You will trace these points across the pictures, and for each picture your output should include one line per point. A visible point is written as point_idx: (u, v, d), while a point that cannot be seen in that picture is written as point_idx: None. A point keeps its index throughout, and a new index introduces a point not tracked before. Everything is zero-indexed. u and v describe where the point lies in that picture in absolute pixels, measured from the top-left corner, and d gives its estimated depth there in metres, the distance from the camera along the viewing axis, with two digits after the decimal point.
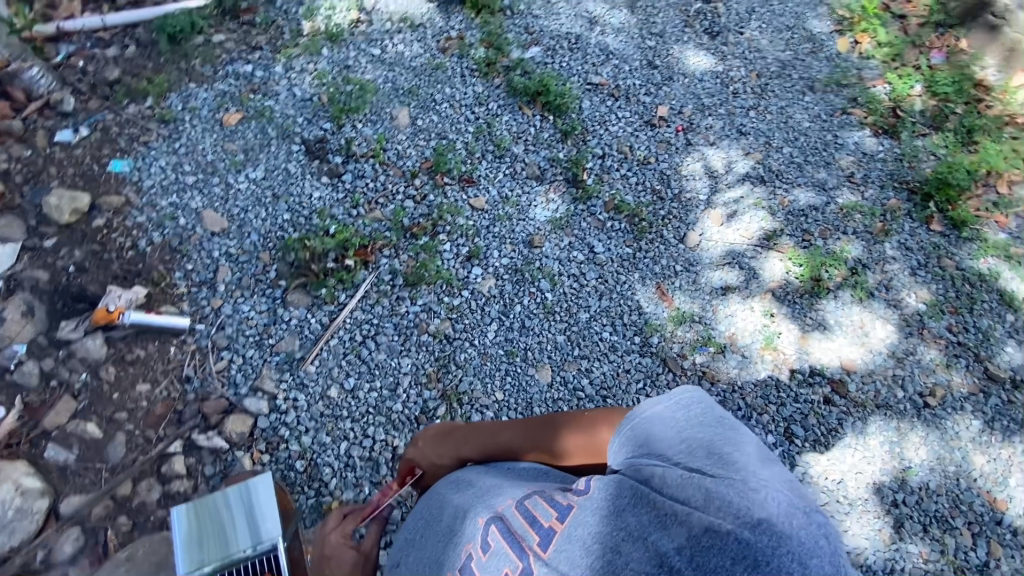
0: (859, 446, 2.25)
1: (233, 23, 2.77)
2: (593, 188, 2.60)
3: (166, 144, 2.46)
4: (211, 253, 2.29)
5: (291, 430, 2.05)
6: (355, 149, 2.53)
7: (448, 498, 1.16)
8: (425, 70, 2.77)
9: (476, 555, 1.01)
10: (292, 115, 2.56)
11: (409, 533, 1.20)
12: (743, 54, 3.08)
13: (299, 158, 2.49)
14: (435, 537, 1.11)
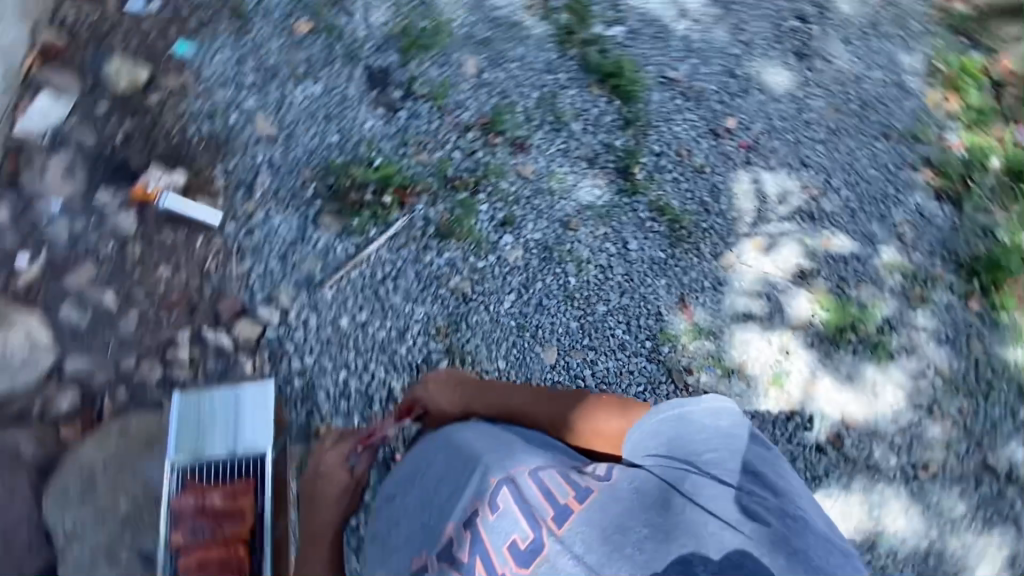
0: (832, 497, 2.31)
1: None
2: (641, 185, 2.54)
3: (223, 33, 2.37)
4: (249, 159, 2.27)
5: (296, 347, 2.10)
6: (416, 89, 2.46)
7: (461, 460, 1.40)
8: (503, 25, 2.59)
9: (485, 515, 1.28)
10: (362, 37, 2.47)
11: (421, 474, 1.45)
12: (829, 82, 2.76)
13: (359, 84, 2.42)
14: (441, 482, 1.40)
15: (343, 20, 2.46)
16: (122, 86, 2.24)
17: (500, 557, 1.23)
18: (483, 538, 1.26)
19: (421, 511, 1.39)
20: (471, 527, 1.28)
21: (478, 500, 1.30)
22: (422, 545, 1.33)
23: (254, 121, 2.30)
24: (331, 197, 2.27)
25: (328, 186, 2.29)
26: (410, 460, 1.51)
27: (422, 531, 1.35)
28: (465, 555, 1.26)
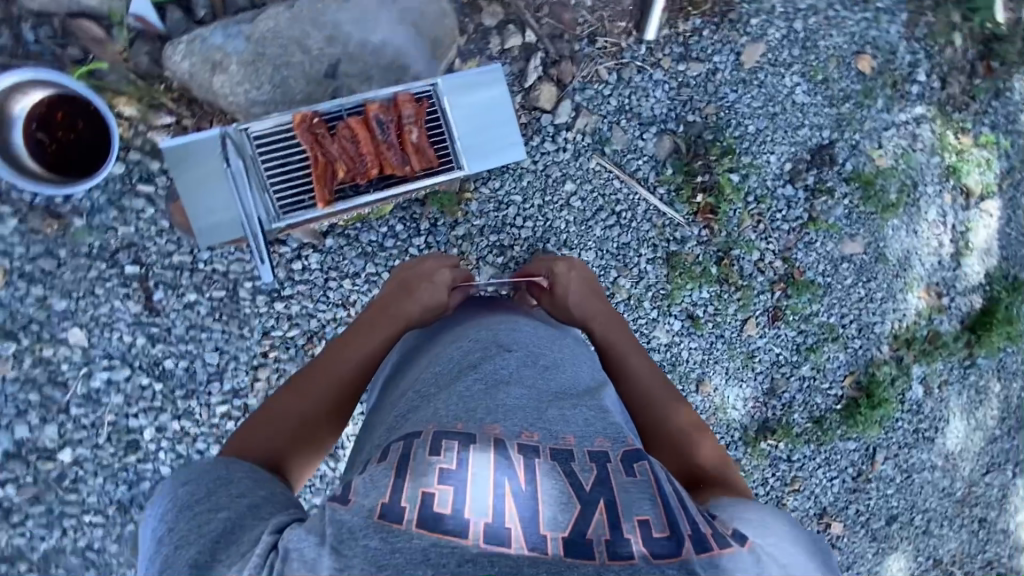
0: None
1: None
2: (769, 384, 2.32)
3: (658, 71, 2.14)
4: (534, 123, 2.05)
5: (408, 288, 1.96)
6: (666, 139, 2.17)
7: (560, 356, 1.23)
8: (765, 134, 2.25)
9: (617, 472, 1.01)
10: (660, 51, 2.14)
11: (506, 348, 1.19)
12: (932, 450, 2.49)
13: (640, 99, 2.13)
14: (561, 411, 1.10)
15: (746, 111, 2.23)
16: (530, 27, 2.02)
17: (606, 508, 0.94)
18: (589, 481, 0.98)
19: (504, 410, 1.07)
20: (603, 475, 1.00)
21: (608, 442, 1.07)
22: (493, 423, 1.04)
23: (581, 119, 2.07)
24: (544, 186, 2.06)
25: (546, 168, 2.06)
26: (515, 319, 1.29)
27: (530, 414, 1.07)
28: (587, 486, 0.97)
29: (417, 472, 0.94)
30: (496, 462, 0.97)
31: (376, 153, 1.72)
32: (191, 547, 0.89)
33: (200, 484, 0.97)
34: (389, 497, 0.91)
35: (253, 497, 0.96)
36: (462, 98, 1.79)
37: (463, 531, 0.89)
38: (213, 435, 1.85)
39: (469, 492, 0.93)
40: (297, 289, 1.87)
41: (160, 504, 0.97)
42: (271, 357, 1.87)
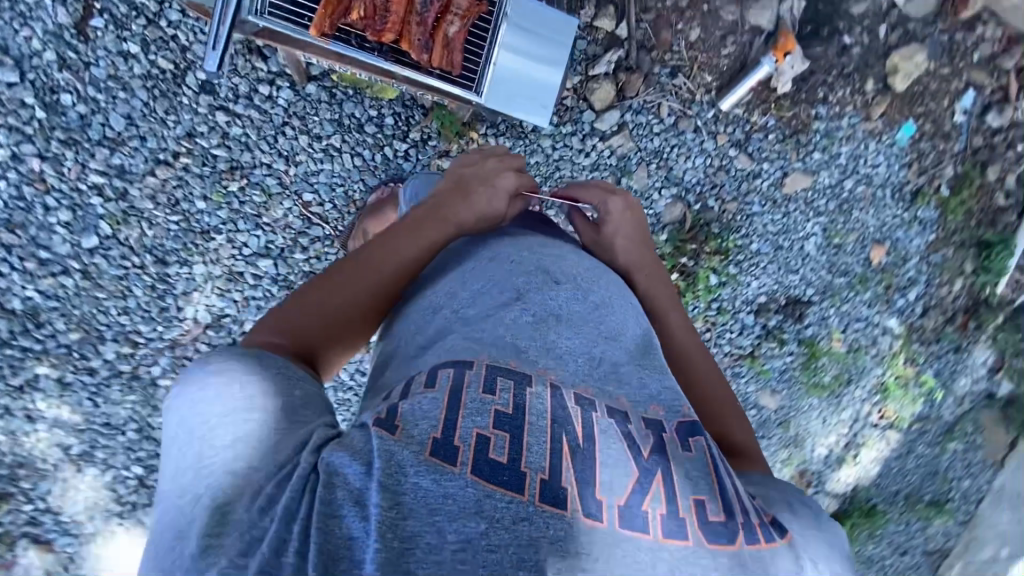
0: None
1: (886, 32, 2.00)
2: None
3: (711, 141, 2.02)
4: (575, 111, 1.89)
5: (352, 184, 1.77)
6: (677, 208, 2.09)
7: (609, 292, 1.06)
8: (765, 260, 2.25)
9: (673, 445, 0.85)
10: (729, 126, 2.01)
11: (557, 281, 1.01)
12: None
13: (681, 157, 2.01)
14: (614, 369, 0.93)
15: (758, 229, 2.19)
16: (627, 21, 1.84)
17: (665, 481, 0.79)
18: (648, 447, 0.82)
19: (555, 354, 0.91)
20: (659, 447, 0.84)
21: (662, 411, 0.91)
22: (546, 364, 0.89)
23: (618, 138, 1.93)
24: (545, 176, 1.94)
25: (558, 160, 1.92)
26: (567, 249, 1.12)
27: (592, 366, 0.92)
28: (645, 453, 0.81)
29: (471, 409, 0.79)
30: (555, 408, 0.82)
31: (400, 20, 1.37)
32: (232, 456, 0.76)
33: (243, 379, 0.82)
34: (442, 432, 0.77)
35: (285, 396, 0.83)
36: (518, 25, 1.43)
37: (518, 485, 0.73)
38: (70, 200, 1.62)
39: (521, 444, 0.77)
40: (249, 112, 1.64)
41: (192, 401, 0.81)
42: (180, 163, 1.65)
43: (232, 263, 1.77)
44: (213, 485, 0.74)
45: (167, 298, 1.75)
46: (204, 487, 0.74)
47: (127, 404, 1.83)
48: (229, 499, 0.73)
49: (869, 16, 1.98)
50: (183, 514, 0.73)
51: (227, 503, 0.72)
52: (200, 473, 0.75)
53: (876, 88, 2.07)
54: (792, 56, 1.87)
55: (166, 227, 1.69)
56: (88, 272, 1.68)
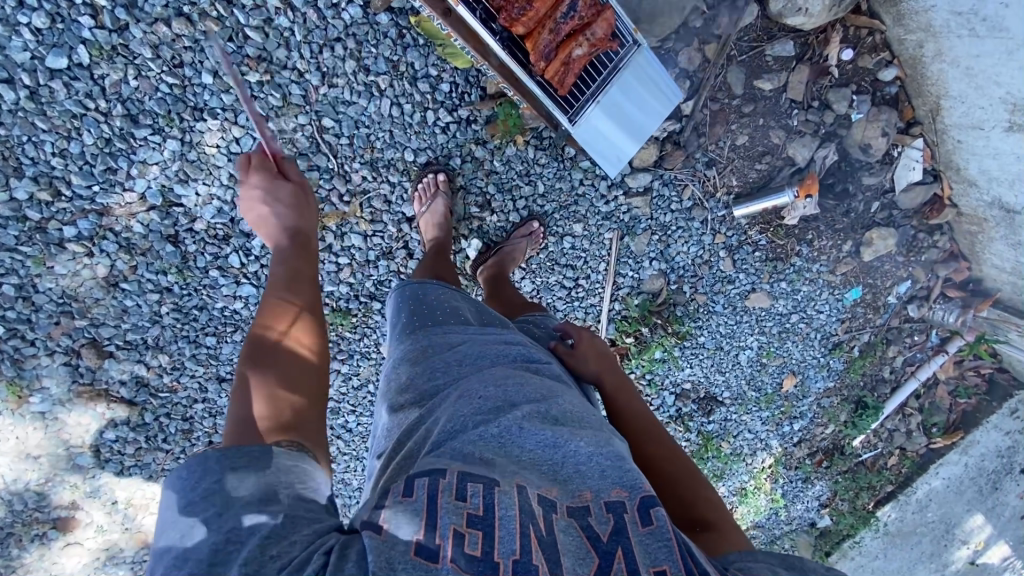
0: (136, 558, 2.10)
1: (879, 213, 2.23)
2: None
3: (710, 236, 2.13)
4: None
5: (380, 130, 1.64)
6: (658, 281, 2.19)
7: (566, 402, 1.08)
8: (705, 354, 2.45)
9: (633, 523, 0.85)
10: (729, 231, 2.14)
11: (513, 403, 1.02)
12: None
13: (680, 238, 2.10)
14: (577, 463, 0.93)
15: (710, 325, 2.36)
16: (697, 100, 1.85)
17: (628, 557, 0.80)
18: (607, 530, 0.83)
19: (519, 465, 0.89)
20: (621, 525, 0.84)
21: (624, 490, 0.90)
22: (514, 474, 0.88)
23: (639, 200, 1.98)
24: (561, 205, 1.93)
25: (577, 195, 1.92)
26: (533, 377, 1.14)
27: (561, 456, 0.93)
28: (603, 537, 0.83)
29: (444, 509, 0.78)
30: (521, 510, 0.81)
31: (536, 20, 1.27)
32: (242, 545, 0.72)
33: (261, 475, 0.82)
34: (423, 530, 0.75)
35: (296, 488, 0.83)
36: (628, 80, 1.39)
37: (493, 575, 0.73)
38: (53, 6, 1.38)
39: (493, 539, 0.76)
40: (305, 10, 1.48)
41: (199, 489, 0.78)
42: (204, 25, 1.44)
43: (213, 153, 1.58)
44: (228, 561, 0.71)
45: (119, 159, 1.53)
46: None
47: (18, 253, 1.59)
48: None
49: (874, 189, 2.17)
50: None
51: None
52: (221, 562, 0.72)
53: (849, 251, 2.27)
54: (809, 199, 2.02)
55: (156, 86, 1.48)
56: (36, 93, 1.44)
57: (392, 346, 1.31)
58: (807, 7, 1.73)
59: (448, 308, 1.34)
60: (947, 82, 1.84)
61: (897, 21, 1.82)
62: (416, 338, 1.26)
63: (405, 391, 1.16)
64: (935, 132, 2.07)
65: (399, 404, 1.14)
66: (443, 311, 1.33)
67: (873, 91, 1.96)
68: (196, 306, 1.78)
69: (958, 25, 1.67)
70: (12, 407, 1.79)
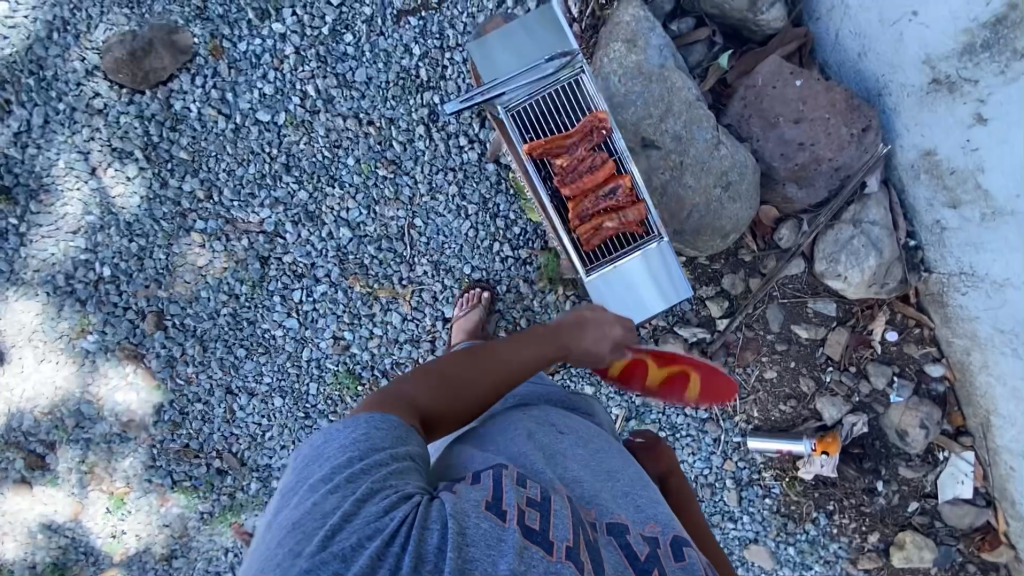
0: (59, 525, 2.12)
1: (918, 517, 2.00)
2: None
3: (719, 457, 2.04)
4: (641, 342, 2.03)
5: (454, 242, 1.99)
6: None
7: (609, 450, 1.05)
8: None
9: (666, 557, 0.88)
10: (741, 462, 2.04)
11: (559, 430, 1.04)
12: None
13: (688, 445, 2.04)
14: (616, 492, 0.96)
15: None
16: (731, 321, 2.00)
17: None
18: (644, 552, 0.87)
19: (569, 478, 0.95)
20: (657, 555, 0.87)
21: (658, 527, 0.92)
22: (560, 483, 0.93)
23: None
24: (580, 364, 2.05)
25: None
26: (581, 419, 1.11)
27: (603, 487, 0.96)
28: (641, 556, 0.86)
29: (508, 486, 0.87)
30: (573, 513, 0.87)
31: (583, 192, 1.62)
32: (364, 477, 0.83)
33: (390, 430, 0.90)
34: (491, 496, 0.85)
35: (411, 450, 0.91)
36: (646, 262, 1.65)
37: (546, 547, 0.80)
38: (280, 84, 1.98)
39: (552, 521, 0.84)
40: (438, 142, 1.97)
41: (347, 432, 0.88)
42: (366, 127, 1.98)
43: (326, 211, 2.00)
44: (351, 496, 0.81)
45: (262, 190, 2.01)
46: (334, 495, 0.81)
47: (157, 226, 2.03)
48: (356, 508, 0.80)
49: (911, 485, 2.00)
50: (314, 512, 0.80)
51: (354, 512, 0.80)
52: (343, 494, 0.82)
53: (875, 543, 2.02)
54: (826, 458, 1.95)
55: (315, 152, 1.99)
56: (237, 130, 2.00)
57: None
58: (847, 276, 1.91)
59: None
60: (997, 400, 1.82)
61: (945, 322, 1.91)
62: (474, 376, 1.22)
63: (461, 422, 1.13)
64: (987, 450, 1.93)
65: (457, 430, 1.14)
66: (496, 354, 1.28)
67: (917, 381, 1.97)
68: (248, 319, 2.06)
69: (1002, 342, 1.71)
70: (71, 337, 2.08)
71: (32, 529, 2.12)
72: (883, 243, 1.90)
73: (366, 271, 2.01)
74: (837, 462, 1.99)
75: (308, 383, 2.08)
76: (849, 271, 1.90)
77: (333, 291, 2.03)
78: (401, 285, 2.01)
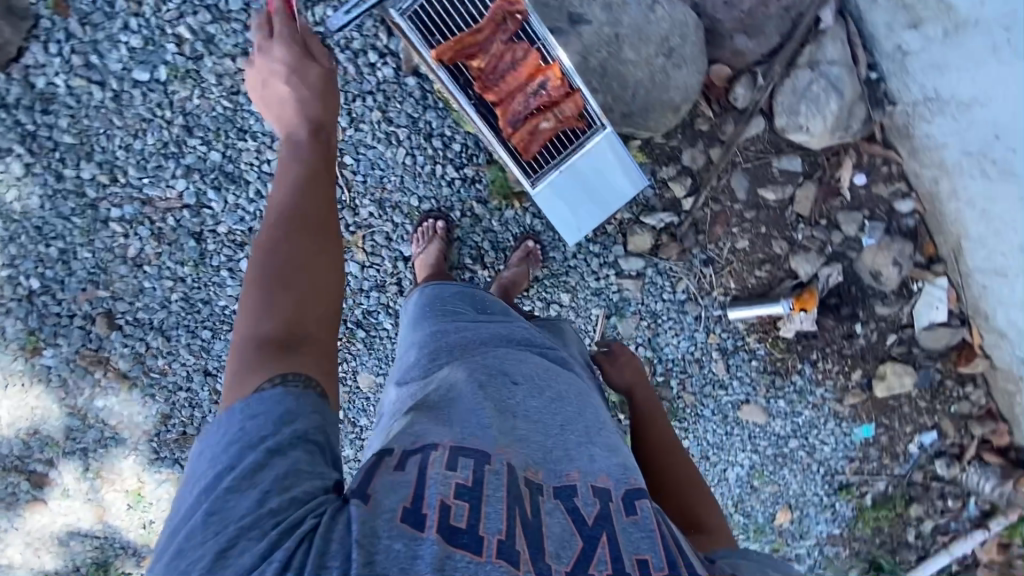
0: (88, 530, 2.17)
1: (898, 348, 2.07)
2: None
3: (703, 334, 2.07)
4: (609, 239, 1.96)
5: (393, 175, 1.84)
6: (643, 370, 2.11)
7: (566, 388, 1.06)
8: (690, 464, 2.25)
9: (618, 512, 0.85)
10: (725, 333, 2.07)
11: (514, 381, 1.02)
12: None
13: (671, 329, 2.06)
14: (567, 444, 0.94)
15: (697, 432, 2.19)
16: (697, 198, 1.92)
17: (612, 543, 0.80)
18: (592, 514, 0.83)
19: (515, 439, 0.91)
20: (605, 512, 0.85)
21: (611, 480, 0.90)
22: (506, 446, 0.88)
23: (629, 283, 2.00)
24: (553, 273, 2.00)
25: (568, 267, 1.98)
26: (537, 359, 1.11)
27: (555, 441, 0.94)
28: (589, 520, 0.83)
29: (433, 480, 0.78)
30: (511, 487, 0.81)
31: (509, 93, 1.47)
32: (245, 496, 0.74)
33: (268, 417, 0.79)
34: (411, 499, 0.76)
35: (300, 428, 0.79)
36: (593, 159, 1.55)
37: (475, 546, 0.73)
38: (149, 33, 1.71)
39: (481, 514, 0.76)
40: (346, 64, 1.75)
41: (220, 436, 0.79)
42: None
43: (247, 169, 1.82)
44: (223, 529, 0.72)
45: (170, 161, 1.81)
46: (213, 528, 0.72)
47: (69, 223, 1.85)
48: (230, 544, 0.71)
49: (888, 321, 2.04)
50: (187, 552, 0.71)
51: (228, 551, 0.71)
52: (209, 523, 0.73)
53: (859, 381, 2.11)
54: (804, 314, 1.98)
55: (214, 105, 1.77)
56: (119, 97, 1.76)
57: (405, 335, 1.28)
58: (809, 127, 1.81)
59: (456, 300, 1.29)
60: (966, 223, 1.82)
61: (912, 154, 1.86)
62: (429, 325, 1.21)
63: (416, 369, 1.11)
64: (958, 273, 1.96)
65: (409, 380, 1.09)
66: (451, 302, 1.28)
67: (888, 220, 1.94)
68: (202, 299, 1.95)
69: (970, 165, 1.71)
70: (26, 356, 1.98)
71: (64, 539, 2.17)
72: (843, 82, 1.77)
73: None
74: (816, 315, 2.01)
75: None
76: (811, 120, 1.79)
77: None
78: (349, 232, 1.88)
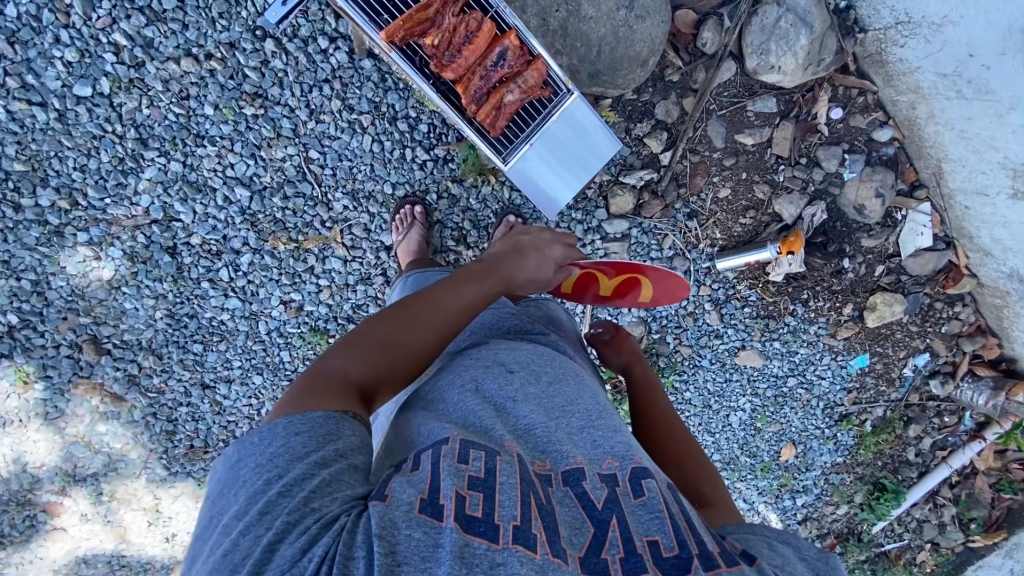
0: (113, 551, 2.19)
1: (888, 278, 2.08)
2: None
3: (694, 287, 2.06)
4: (590, 204, 1.94)
5: (363, 164, 1.79)
6: (639, 329, 2.12)
7: (561, 372, 1.07)
8: (694, 414, 2.29)
9: (625, 496, 0.86)
10: (716, 284, 2.07)
11: (511, 370, 1.03)
12: None
13: None
14: (572, 428, 0.95)
15: (698, 382, 2.23)
16: (674, 151, 1.89)
17: (622, 525, 0.81)
18: (601, 498, 0.85)
19: (519, 430, 0.93)
20: (613, 495, 0.86)
21: (616, 462, 0.91)
22: (512, 440, 0.90)
23: (616, 245, 1.98)
24: None
25: None
26: (532, 345, 1.12)
27: (558, 428, 0.94)
28: (598, 503, 0.84)
29: (448, 471, 0.79)
30: (522, 476, 0.82)
31: (468, 69, 1.40)
32: (290, 499, 0.74)
33: (314, 430, 0.80)
34: (427, 492, 0.77)
35: (338, 446, 0.81)
36: (564, 123, 1.53)
37: (491, 534, 0.74)
38: (82, 43, 1.62)
39: (495, 503, 0.77)
40: (297, 54, 1.67)
41: (268, 440, 0.79)
42: (208, 63, 1.66)
43: (210, 176, 1.76)
44: (271, 524, 0.72)
45: (129, 176, 1.74)
46: (263, 525, 0.72)
47: (37, 253, 1.79)
48: (279, 539, 0.71)
49: (875, 252, 2.05)
50: (239, 548, 0.70)
51: (279, 546, 0.70)
52: (259, 520, 0.72)
53: (851, 314, 2.12)
54: (792, 256, 1.96)
55: (165, 113, 1.70)
56: (64, 116, 1.68)
57: None
58: (781, 65, 1.76)
59: None
60: (946, 145, 1.81)
61: (887, 82, 1.82)
62: None
63: None
64: (941, 196, 1.96)
65: None
66: None
67: (868, 150, 1.92)
68: (187, 314, 1.91)
69: (945, 87, 1.68)
70: (19, 392, 1.96)
71: (91, 562, 2.19)
72: (812, 14, 1.71)
73: (283, 225, 1.82)
74: (805, 255, 2.01)
75: (279, 352, 1.98)
76: (782, 58, 1.75)
77: (260, 257, 1.85)
78: (326, 227, 1.83)
